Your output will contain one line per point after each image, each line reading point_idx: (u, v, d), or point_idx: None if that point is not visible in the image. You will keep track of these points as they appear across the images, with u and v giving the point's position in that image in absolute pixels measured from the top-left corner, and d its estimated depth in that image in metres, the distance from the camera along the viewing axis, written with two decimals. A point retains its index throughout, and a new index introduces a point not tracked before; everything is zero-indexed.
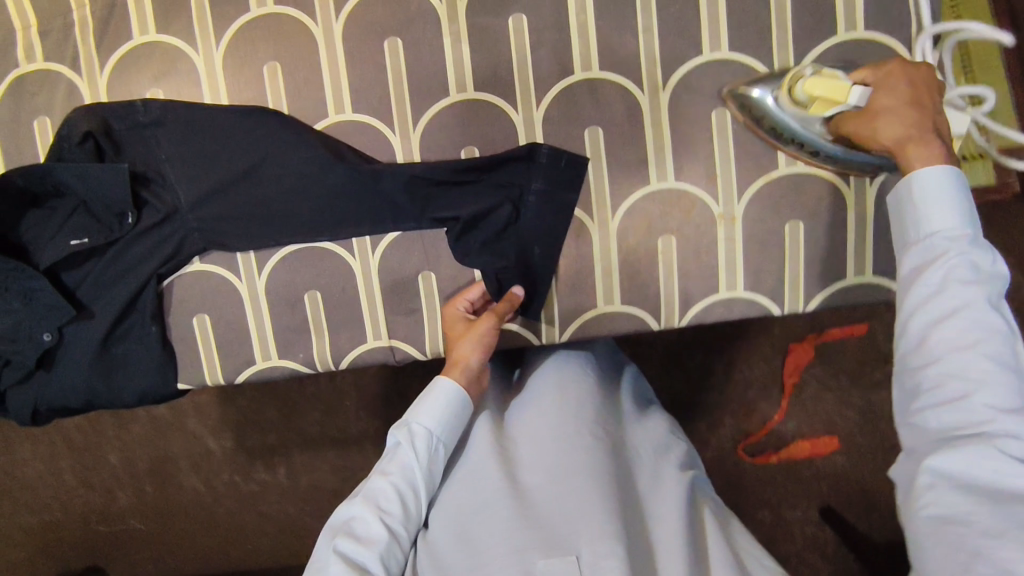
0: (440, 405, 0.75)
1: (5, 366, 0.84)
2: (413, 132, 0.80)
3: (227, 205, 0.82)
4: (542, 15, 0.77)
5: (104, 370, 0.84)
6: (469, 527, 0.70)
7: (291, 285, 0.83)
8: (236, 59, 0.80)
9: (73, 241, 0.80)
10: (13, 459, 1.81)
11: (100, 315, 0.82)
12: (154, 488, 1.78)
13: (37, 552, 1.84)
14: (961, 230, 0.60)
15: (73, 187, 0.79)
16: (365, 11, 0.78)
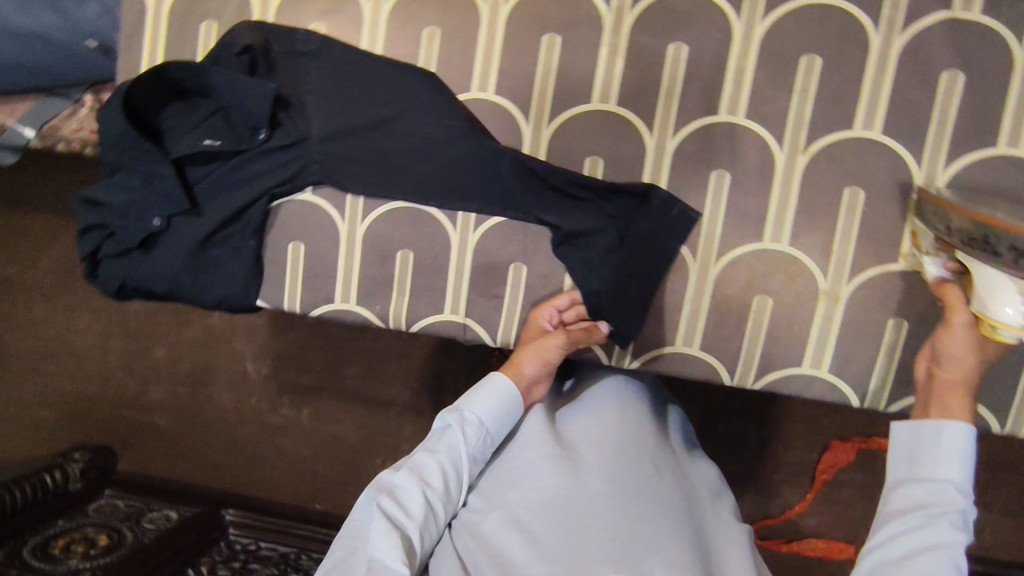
0: (495, 398, 0.75)
1: (109, 236, 0.89)
2: (546, 127, 0.81)
3: (356, 148, 0.85)
4: (704, 51, 0.77)
5: (196, 268, 0.87)
6: (527, 518, 0.67)
7: (389, 240, 0.85)
8: (401, 15, 0.83)
9: (206, 141, 0.84)
10: (73, 327, 1.96)
11: (209, 215, 0.86)
12: (189, 391, 1.93)
13: (71, 417, 1.99)
14: (953, 482, 0.59)
15: (222, 92, 0.83)
16: (534, 1, 0.80)
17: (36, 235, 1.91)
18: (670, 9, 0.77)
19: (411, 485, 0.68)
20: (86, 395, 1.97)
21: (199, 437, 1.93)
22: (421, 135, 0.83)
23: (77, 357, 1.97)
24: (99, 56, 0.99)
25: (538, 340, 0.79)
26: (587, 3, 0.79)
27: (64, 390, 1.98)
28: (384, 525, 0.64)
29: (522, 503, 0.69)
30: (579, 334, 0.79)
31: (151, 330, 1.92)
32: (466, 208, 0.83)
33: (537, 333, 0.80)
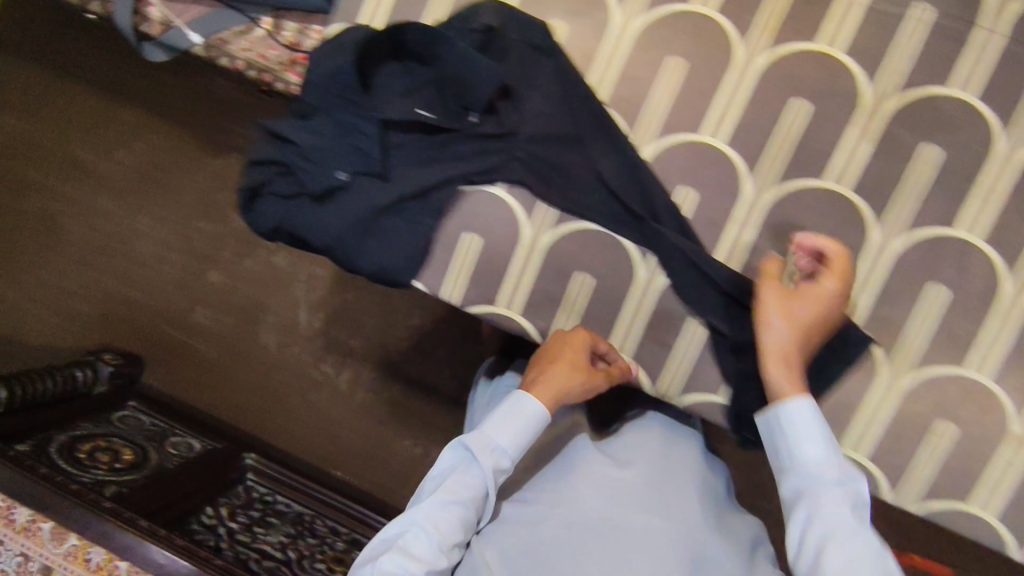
0: (513, 425, 0.76)
1: (282, 173, 0.84)
2: (769, 191, 0.78)
3: (563, 159, 0.81)
4: (959, 161, 0.74)
5: (365, 233, 0.82)
6: (559, 533, 0.74)
7: (572, 259, 0.82)
8: (652, 38, 0.79)
9: (418, 110, 0.79)
10: (137, 230, 1.92)
11: (395, 183, 0.81)
12: (236, 323, 1.87)
13: (112, 317, 1.94)
14: (825, 464, 0.67)
15: (449, 65, 0.78)
16: (796, 62, 0.76)
17: (133, 129, 1.89)
18: (936, 109, 0.74)
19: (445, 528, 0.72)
20: (133, 301, 1.93)
21: (234, 373, 1.88)
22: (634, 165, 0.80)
23: (133, 260, 1.93)
24: None
25: (581, 371, 0.78)
26: (850, 79, 0.75)
27: (109, 290, 1.94)
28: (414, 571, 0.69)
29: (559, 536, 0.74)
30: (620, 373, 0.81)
31: (214, 253, 1.88)
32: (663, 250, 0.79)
33: (579, 362, 0.78)
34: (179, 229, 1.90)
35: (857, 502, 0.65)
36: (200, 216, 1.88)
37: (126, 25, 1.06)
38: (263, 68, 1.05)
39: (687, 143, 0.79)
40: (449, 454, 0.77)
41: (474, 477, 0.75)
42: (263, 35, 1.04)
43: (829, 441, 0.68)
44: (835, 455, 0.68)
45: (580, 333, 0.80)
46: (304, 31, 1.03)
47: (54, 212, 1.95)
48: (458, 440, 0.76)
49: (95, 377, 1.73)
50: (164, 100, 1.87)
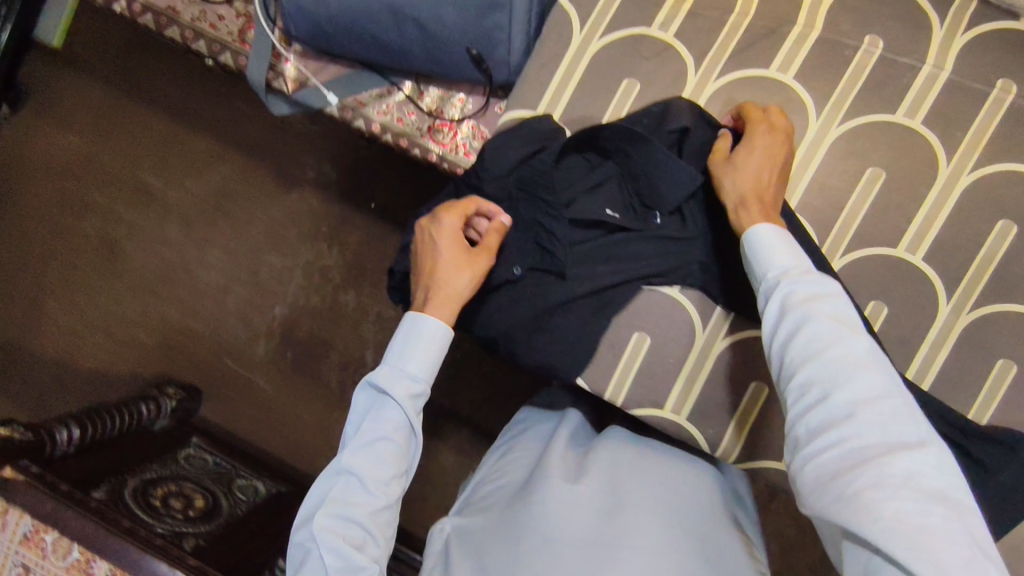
0: (411, 343, 0.72)
1: None
2: (965, 314, 0.75)
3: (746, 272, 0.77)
4: None
5: (534, 329, 0.80)
6: (536, 529, 0.68)
7: (749, 368, 0.78)
8: (852, 147, 0.76)
9: (607, 210, 0.78)
10: (200, 257, 1.76)
11: (572, 282, 0.78)
12: (295, 359, 1.72)
13: (157, 345, 1.77)
14: (800, 269, 0.63)
15: (641, 167, 0.76)
16: (1006, 183, 0.73)
17: (200, 156, 1.75)
18: None
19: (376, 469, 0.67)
20: (181, 327, 1.76)
21: (289, 412, 1.72)
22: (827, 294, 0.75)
23: (193, 289, 1.76)
24: (469, 64, 0.90)
25: (446, 235, 0.73)
26: None
27: (164, 316, 1.77)
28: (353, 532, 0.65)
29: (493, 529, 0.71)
30: (491, 241, 0.74)
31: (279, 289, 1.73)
32: None
33: (452, 237, 0.73)
34: (242, 261, 1.74)
35: (843, 312, 0.60)
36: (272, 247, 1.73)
37: (259, 81, 1.01)
38: (400, 132, 1.02)
39: (880, 257, 0.76)
40: (366, 389, 0.71)
41: (374, 394, 0.71)
42: (403, 100, 1.02)
43: (802, 258, 0.64)
44: (806, 266, 0.63)
45: (450, 208, 0.74)
46: (447, 98, 1.00)
47: (95, 229, 1.79)
48: (363, 379, 0.71)
49: (159, 411, 1.61)
50: (232, 128, 1.74)
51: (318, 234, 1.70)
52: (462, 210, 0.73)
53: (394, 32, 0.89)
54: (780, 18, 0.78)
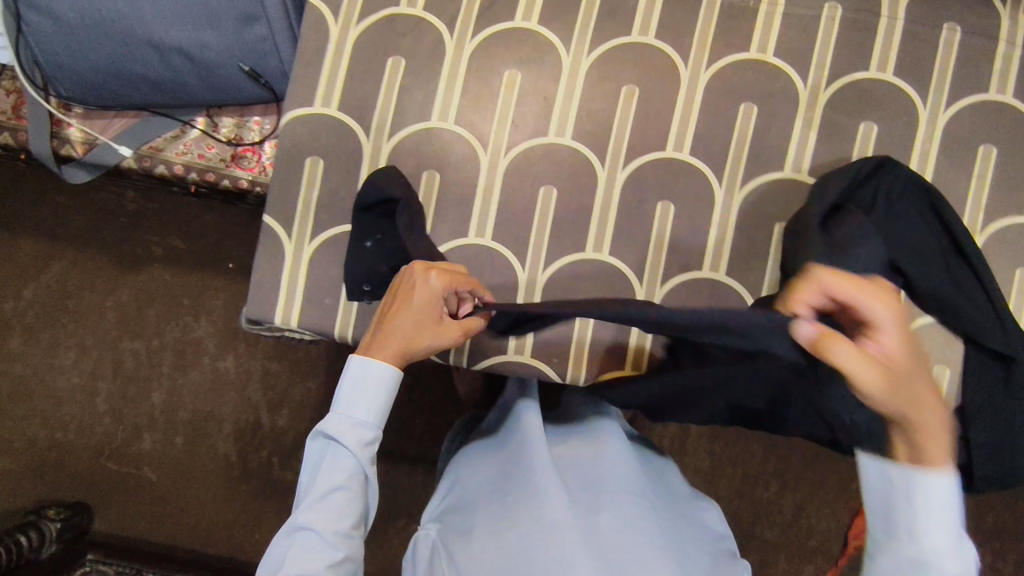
0: (365, 396, 0.71)
1: (267, 265, 0.84)
2: (738, 192, 0.83)
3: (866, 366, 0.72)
4: (893, 131, 0.83)
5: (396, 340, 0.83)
6: (499, 541, 0.71)
7: (569, 291, 0.84)
8: (603, 72, 0.84)
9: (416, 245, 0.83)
10: (53, 366, 1.56)
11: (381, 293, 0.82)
12: (185, 443, 1.54)
13: (25, 470, 1.55)
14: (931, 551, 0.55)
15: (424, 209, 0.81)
16: (735, 73, 0.83)
17: (31, 260, 1.55)
18: (862, 93, 0.83)
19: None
20: (50, 443, 1.56)
21: (192, 498, 1.54)
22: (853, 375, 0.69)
23: (55, 399, 1.56)
24: (248, 82, 0.92)
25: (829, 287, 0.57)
26: (785, 79, 0.83)
27: (30, 435, 1.56)
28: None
29: (486, 542, 0.71)
30: (469, 322, 0.74)
31: (151, 373, 1.55)
32: (652, 267, 0.84)
33: (425, 309, 0.71)
34: (105, 355, 1.56)
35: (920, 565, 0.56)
36: (130, 333, 1.55)
37: (45, 153, 0.98)
38: (203, 167, 1.03)
39: (655, 161, 0.84)
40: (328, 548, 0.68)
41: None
42: (199, 135, 1.02)
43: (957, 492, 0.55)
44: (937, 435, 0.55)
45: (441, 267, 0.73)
46: (242, 123, 1.02)
47: None
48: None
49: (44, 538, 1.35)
50: (61, 223, 1.55)
51: (182, 308, 1.54)
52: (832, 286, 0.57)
53: (164, 67, 0.90)
54: None
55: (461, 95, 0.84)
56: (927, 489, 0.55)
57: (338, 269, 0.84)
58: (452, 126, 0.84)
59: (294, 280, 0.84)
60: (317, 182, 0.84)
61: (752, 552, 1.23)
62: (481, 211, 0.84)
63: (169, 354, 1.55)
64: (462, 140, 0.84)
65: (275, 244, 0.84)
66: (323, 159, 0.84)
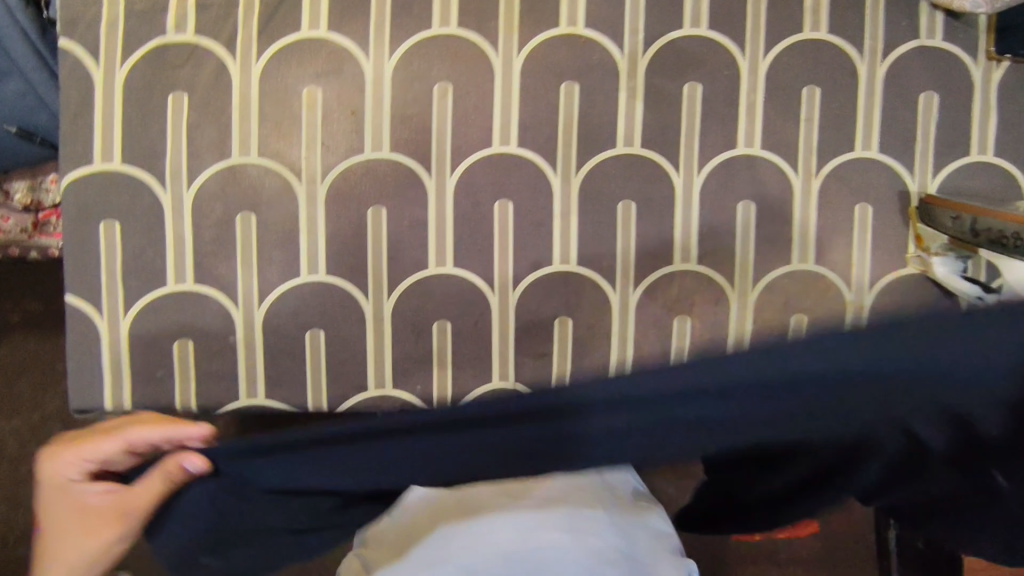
0: None
1: (84, 347, 0.76)
2: (574, 176, 0.80)
3: (953, 529, 0.51)
4: (717, 88, 0.80)
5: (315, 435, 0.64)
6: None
7: (422, 312, 0.79)
8: (409, 73, 0.77)
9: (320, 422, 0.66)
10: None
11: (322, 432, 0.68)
12: None
13: None
14: None
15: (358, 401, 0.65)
16: (548, 51, 0.78)
17: None
18: (680, 52, 0.79)
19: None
20: None
21: None
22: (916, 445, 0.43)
23: None
24: (20, 142, 0.81)
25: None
26: (601, 50, 0.79)
27: None
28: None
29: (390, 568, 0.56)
30: (138, 496, 0.57)
31: (41, 450, 1.33)
32: (501, 271, 0.80)
33: (70, 516, 0.60)
34: None
35: None
36: (0, 412, 1.31)
37: None
38: (2, 241, 0.91)
39: (482, 159, 0.79)
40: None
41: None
42: None
43: None
44: None
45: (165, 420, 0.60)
46: (37, 185, 0.90)
47: None
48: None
49: None
50: None
51: (52, 374, 1.33)
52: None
53: None
54: None
55: (260, 124, 0.76)
56: None
57: (165, 337, 0.77)
58: (257, 159, 0.76)
59: (117, 359, 0.76)
60: (118, 248, 0.75)
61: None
62: (310, 244, 0.78)
63: (56, 425, 1.34)
64: (272, 173, 0.77)
65: (86, 325, 0.75)
66: (118, 221, 0.75)
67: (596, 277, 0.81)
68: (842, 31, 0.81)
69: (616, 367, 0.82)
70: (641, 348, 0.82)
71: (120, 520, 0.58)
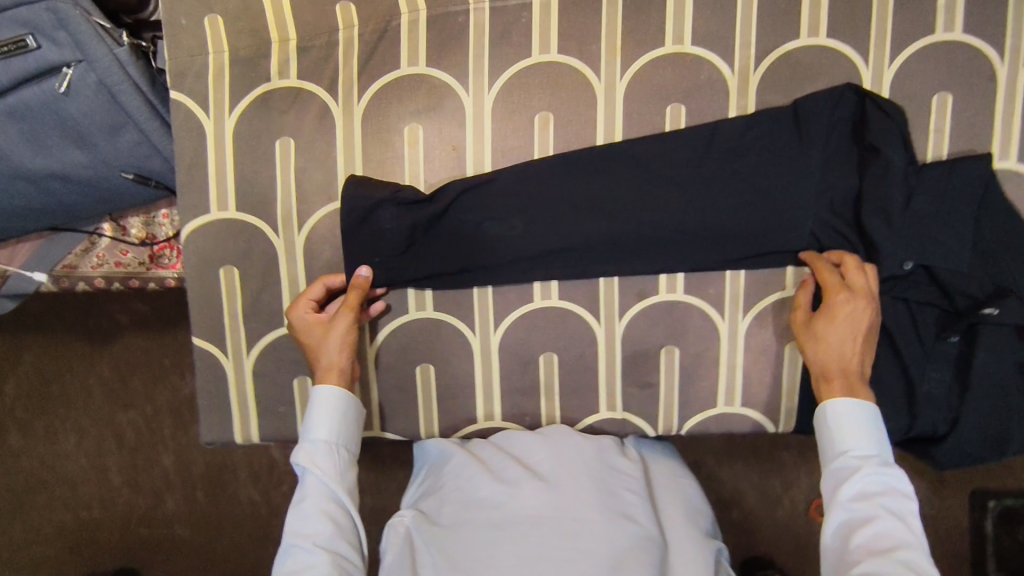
0: (308, 493, 0.69)
1: (213, 383, 0.80)
2: (678, 188, 0.76)
3: (885, 138, 0.72)
4: (831, 106, 0.74)
5: (472, 204, 0.76)
6: (461, 524, 0.70)
7: (527, 345, 0.79)
8: (509, 104, 0.75)
9: (449, 226, 0.76)
10: (56, 450, 1.28)
11: (473, 199, 0.76)
12: (205, 497, 1.27)
13: (61, 557, 1.30)
14: (871, 454, 0.67)
15: (492, 193, 0.76)
16: (652, 72, 0.75)
17: None
18: (795, 65, 0.75)
19: (315, 529, 0.67)
20: (68, 523, 1.29)
21: (228, 553, 1.28)
22: (999, 318, 0.72)
23: (52, 479, 1.29)
24: (137, 187, 0.83)
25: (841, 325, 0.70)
26: (709, 67, 0.75)
27: (52, 519, 1.29)
28: (323, 563, 0.64)
29: (453, 521, 0.71)
30: (351, 301, 0.73)
31: (152, 440, 1.27)
32: (606, 302, 0.79)
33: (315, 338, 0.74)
34: (102, 431, 1.28)
35: (904, 518, 0.64)
36: (121, 404, 1.27)
37: None
38: (125, 275, 0.94)
39: (582, 159, 0.76)
40: (325, 395, 0.71)
41: (340, 404, 0.72)
42: (110, 243, 0.94)
43: (879, 436, 0.68)
44: (882, 445, 0.68)
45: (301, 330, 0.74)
46: (151, 220, 0.95)
47: None
48: (315, 388, 0.73)
49: None
50: None
51: (162, 372, 1.26)
52: (871, 297, 0.71)
53: (44, 196, 0.82)
54: (383, 11, 0.74)
55: (364, 163, 0.76)
56: (846, 410, 0.69)
57: (284, 375, 0.79)
58: None
59: (243, 396, 0.80)
60: (236, 291, 0.78)
61: (772, 479, 1.15)
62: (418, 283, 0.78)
63: (165, 417, 1.27)
64: None
65: (212, 364, 0.79)
66: (235, 265, 0.77)
67: (705, 305, 0.78)
68: (978, 32, 0.74)
69: (725, 396, 0.80)
70: (752, 375, 0.80)
71: (340, 332, 0.73)
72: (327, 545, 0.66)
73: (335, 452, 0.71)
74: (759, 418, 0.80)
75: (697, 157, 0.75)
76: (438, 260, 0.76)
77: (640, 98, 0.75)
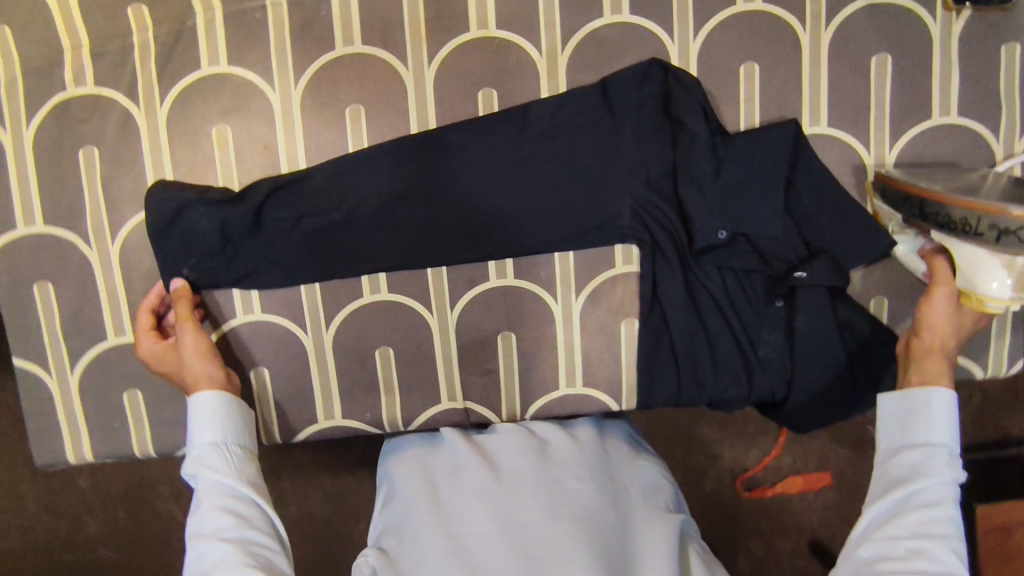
0: (205, 495, 0.61)
1: (42, 403, 0.78)
2: (496, 172, 0.75)
3: (688, 112, 0.73)
4: (638, 82, 0.74)
5: (287, 201, 0.74)
6: (419, 554, 0.64)
7: (362, 341, 0.79)
8: (318, 99, 0.74)
9: (268, 224, 0.75)
10: None
11: (288, 196, 0.74)
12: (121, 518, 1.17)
13: None
14: None
15: (307, 188, 0.75)
16: (459, 58, 0.74)
17: None
18: (602, 43, 0.74)
19: (219, 524, 0.60)
20: None
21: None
22: (812, 279, 0.74)
23: None
24: None
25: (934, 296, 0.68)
26: (517, 50, 0.74)
27: None
28: (229, 555, 0.58)
29: (412, 551, 0.65)
30: (179, 311, 0.71)
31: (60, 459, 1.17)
32: (437, 292, 0.78)
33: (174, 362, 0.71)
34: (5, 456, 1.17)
35: None
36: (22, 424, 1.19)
37: None
38: None
39: (396, 149, 0.75)
40: (198, 398, 0.65)
41: (218, 404, 0.66)
42: None
43: None
44: None
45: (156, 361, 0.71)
46: None
47: None
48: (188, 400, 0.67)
49: None
50: None
51: None
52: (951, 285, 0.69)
53: None
54: (178, 11, 0.72)
55: (174, 168, 0.74)
56: None
57: (114, 389, 0.78)
58: None
59: (72, 414, 0.78)
60: (54, 307, 0.76)
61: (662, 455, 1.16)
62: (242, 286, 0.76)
63: None
64: None
65: (38, 384, 0.77)
66: (50, 281, 0.75)
67: (535, 287, 0.78)
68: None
69: (565, 377, 0.80)
70: (590, 355, 0.80)
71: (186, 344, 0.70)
72: (236, 535, 0.60)
73: (228, 451, 0.65)
74: (600, 396, 0.81)
75: (512, 140, 0.75)
76: (259, 259, 0.75)
77: (450, 85, 0.74)
